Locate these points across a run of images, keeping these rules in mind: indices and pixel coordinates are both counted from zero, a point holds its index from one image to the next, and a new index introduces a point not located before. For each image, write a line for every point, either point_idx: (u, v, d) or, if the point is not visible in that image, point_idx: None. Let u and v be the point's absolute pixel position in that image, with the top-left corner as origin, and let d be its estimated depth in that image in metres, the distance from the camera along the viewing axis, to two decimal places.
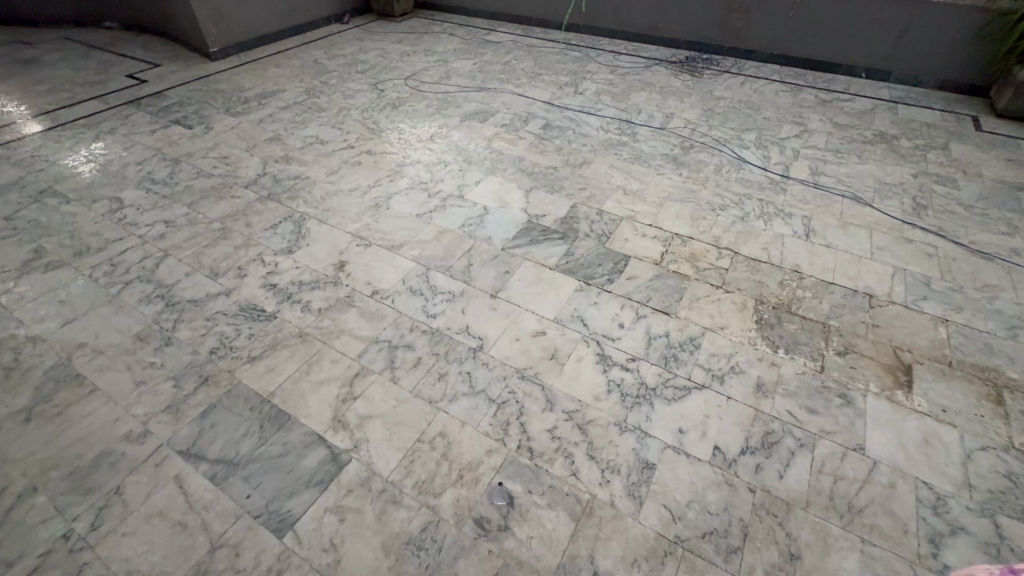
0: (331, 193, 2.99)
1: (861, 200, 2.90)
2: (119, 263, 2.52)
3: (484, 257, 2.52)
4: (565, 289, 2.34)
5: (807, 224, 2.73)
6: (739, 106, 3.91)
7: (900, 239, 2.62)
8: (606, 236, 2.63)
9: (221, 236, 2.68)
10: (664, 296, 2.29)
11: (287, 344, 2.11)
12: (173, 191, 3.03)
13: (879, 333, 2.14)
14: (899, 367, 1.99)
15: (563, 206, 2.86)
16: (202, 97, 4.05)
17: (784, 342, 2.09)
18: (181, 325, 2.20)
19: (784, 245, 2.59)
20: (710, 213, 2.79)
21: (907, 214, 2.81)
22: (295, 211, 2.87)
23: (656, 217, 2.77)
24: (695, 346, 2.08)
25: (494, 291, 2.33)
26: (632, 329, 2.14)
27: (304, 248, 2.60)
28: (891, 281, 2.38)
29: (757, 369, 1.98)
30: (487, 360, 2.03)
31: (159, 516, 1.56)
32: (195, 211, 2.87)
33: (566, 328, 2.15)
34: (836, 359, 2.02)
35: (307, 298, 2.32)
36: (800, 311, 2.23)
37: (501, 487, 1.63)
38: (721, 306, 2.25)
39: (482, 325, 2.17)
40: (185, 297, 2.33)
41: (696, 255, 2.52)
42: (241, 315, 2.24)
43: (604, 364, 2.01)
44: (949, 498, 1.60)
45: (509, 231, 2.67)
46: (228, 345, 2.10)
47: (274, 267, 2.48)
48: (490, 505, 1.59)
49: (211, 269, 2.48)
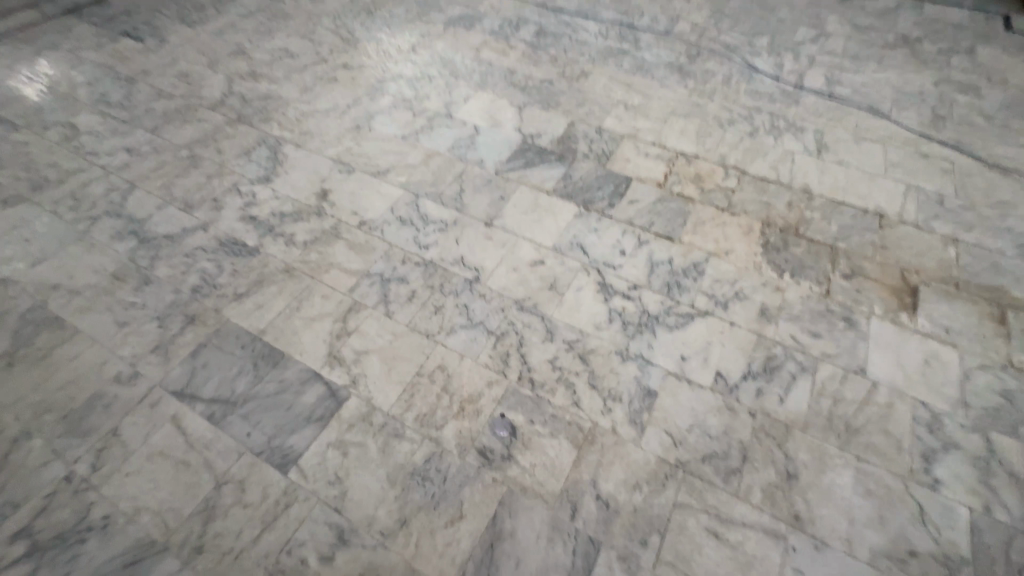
0: (307, 114, 2.73)
1: (877, 112, 2.71)
2: (83, 197, 2.33)
3: (477, 182, 2.36)
4: (563, 216, 2.21)
5: (819, 139, 2.56)
6: (752, 6, 3.53)
7: (915, 155, 2.48)
8: (607, 157, 2.46)
9: (191, 165, 2.47)
10: (667, 220, 2.19)
11: (274, 279, 2.00)
12: (132, 115, 2.75)
13: (887, 255, 2.07)
14: (905, 288, 1.95)
15: (560, 124, 2.64)
16: (150, 3, 3.58)
17: (790, 265, 2.03)
18: (159, 262, 2.07)
19: (794, 163, 2.44)
20: (717, 129, 2.61)
21: (924, 126, 2.64)
22: (269, 134, 2.63)
23: (659, 135, 2.58)
24: (698, 272, 2.01)
25: (488, 219, 2.21)
26: (633, 256, 2.06)
27: (283, 176, 2.41)
28: (903, 200, 2.28)
29: (761, 294, 1.93)
30: (484, 292, 1.95)
31: (160, 456, 1.55)
32: (159, 137, 2.63)
33: (566, 256, 2.06)
34: (842, 283, 1.97)
35: (290, 230, 2.18)
36: (808, 233, 2.14)
37: (503, 419, 1.62)
38: (726, 230, 2.16)
39: (477, 256, 2.07)
40: (159, 233, 2.18)
41: (701, 176, 2.38)
42: (222, 250, 2.11)
43: (605, 293, 1.94)
44: (944, 416, 1.63)
45: (503, 154, 2.49)
46: (211, 282, 2.00)
47: (251, 198, 2.31)
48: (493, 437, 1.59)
49: (183, 201, 2.31)
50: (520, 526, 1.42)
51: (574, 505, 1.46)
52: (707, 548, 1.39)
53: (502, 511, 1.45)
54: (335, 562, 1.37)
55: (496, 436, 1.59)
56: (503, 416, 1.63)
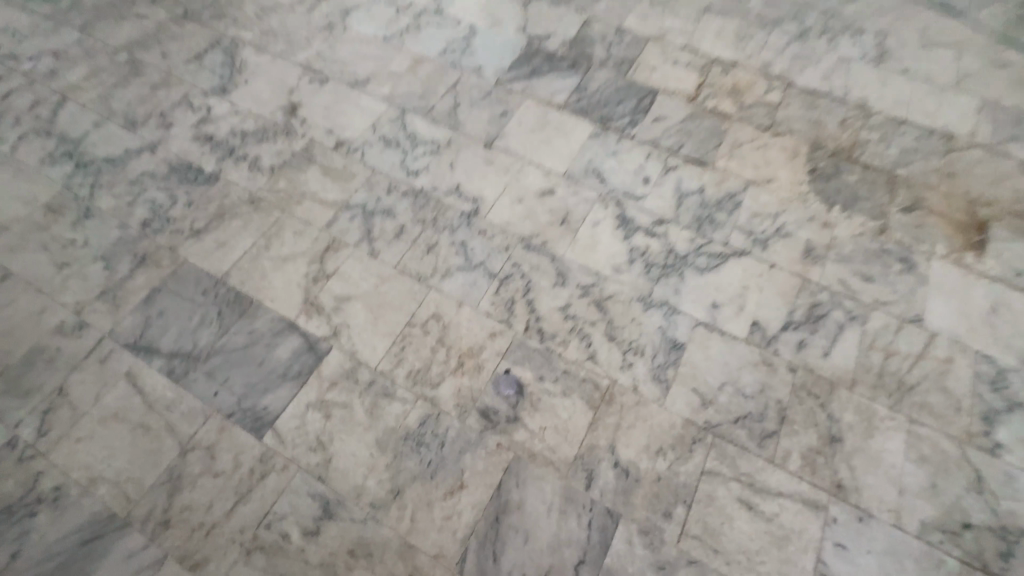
0: (268, 9, 2.27)
1: (951, 9, 2.27)
2: (4, 112, 1.96)
3: (474, 95, 1.99)
4: (576, 136, 1.87)
5: (881, 43, 2.15)
6: None
7: (993, 63, 2.09)
8: (629, 64, 2.07)
9: (132, 72, 2.07)
10: (699, 142, 1.86)
11: (237, 212, 1.71)
12: (56, 9, 2.27)
13: (954, 184, 1.77)
14: (973, 224, 1.68)
15: (572, 23, 2.20)
16: None
17: (841, 196, 1.73)
18: (100, 191, 1.76)
19: (850, 72, 2.06)
20: (760, 30, 2.18)
21: (1006, 27, 2.21)
22: (223, 34, 2.19)
23: (691, 37, 2.16)
24: (735, 204, 1.72)
25: (488, 140, 1.87)
26: (659, 185, 1.75)
27: (242, 87, 2.02)
28: (976, 118, 1.94)
29: (807, 231, 1.66)
30: (484, 228, 1.67)
31: (115, 419, 1.36)
32: (91, 38, 2.18)
33: (579, 185, 1.76)
34: (901, 218, 1.69)
35: (253, 153, 1.84)
36: (864, 158, 1.82)
37: (509, 375, 1.42)
38: (768, 154, 1.84)
39: (475, 184, 1.76)
40: (98, 156, 1.84)
41: (740, 88, 2.01)
42: (174, 177, 1.79)
43: (625, 229, 1.66)
44: (1010, 372, 1.43)
45: (505, 59, 2.08)
46: (163, 216, 1.70)
47: (206, 113, 1.94)
48: (497, 395, 1.39)
49: (125, 117, 1.94)
50: (528, 497, 1.26)
51: (589, 474, 1.29)
52: (738, 521, 1.24)
53: (508, 481, 1.28)
54: (321, 537, 1.22)
55: (501, 395, 1.39)
56: (508, 372, 1.42)
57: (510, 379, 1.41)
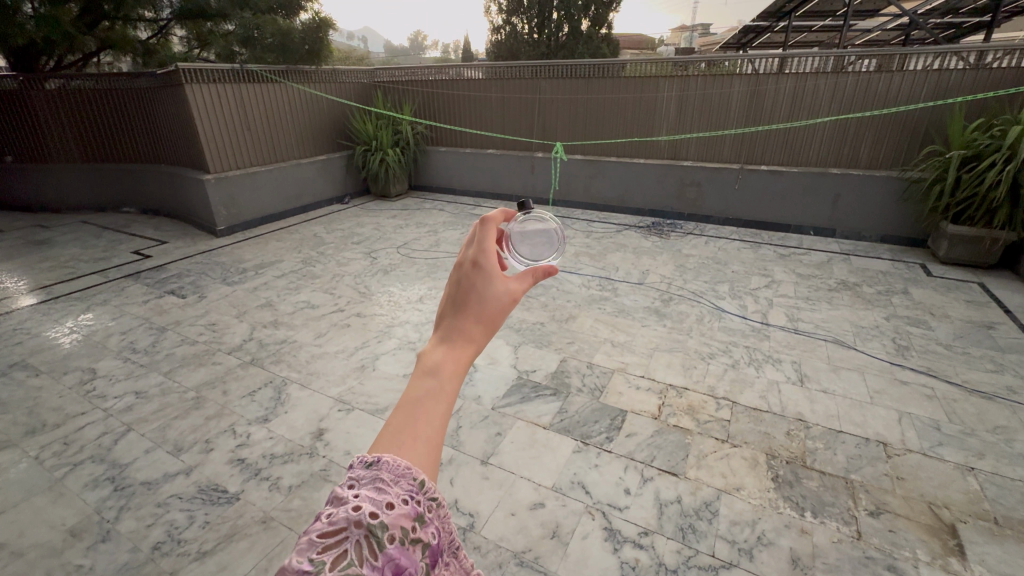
0: (317, 356, 2.95)
1: (843, 343, 2.96)
2: (73, 441, 2.29)
3: (474, 418, 2.37)
4: (561, 450, 2.17)
5: (797, 369, 2.72)
6: (708, 262, 4.22)
7: (893, 381, 2.59)
8: (600, 390, 2.57)
9: (194, 406, 2.52)
10: (668, 454, 2.14)
11: (247, 533, 1.82)
12: (152, 359, 2.93)
13: (906, 487, 1.95)
14: (941, 528, 1.78)
15: (553, 360, 2.84)
16: (201, 269, 4.24)
17: (809, 501, 1.89)
18: (126, 514, 1.90)
19: (780, 392, 2.53)
20: (700, 362, 2.80)
21: (892, 355, 2.83)
22: (278, 375, 2.78)
23: (646, 368, 2.75)
24: (711, 512, 1.85)
25: (484, 456, 2.13)
26: (639, 496, 1.93)
27: (282, 416, 2.44)
28: (900, 427, 2.27)
29: (787, 539, 1.74)
30: (479, 542, 1.74)
31: None
32: (171, 379, 2.75)
33: (567, 496, 1.93)
34: (871, 521, 1.81)
35: (278, 473, 2.09)
36: (817, 464, 2.07)
37: (528, 211, 1.00)
38: (731, 463, 2.09)
39: (472, 499, 1.92)
40: (138, 479, 2.07)
41: (693, 406, 2.44)
42: (199, 499, 1.97)
43: (613, 540, 1.75)
44: None
45: (499, 389, 2.58)
46: (177, 538, 1.80)
47: (246, 438, 2.29)
48: (526, 266, 0.98)
49: (174, 443, 2.27)
50: None
51: None
52: None
53: None
54: None
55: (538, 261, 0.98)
56: None
57: (537, 214, 1.01)
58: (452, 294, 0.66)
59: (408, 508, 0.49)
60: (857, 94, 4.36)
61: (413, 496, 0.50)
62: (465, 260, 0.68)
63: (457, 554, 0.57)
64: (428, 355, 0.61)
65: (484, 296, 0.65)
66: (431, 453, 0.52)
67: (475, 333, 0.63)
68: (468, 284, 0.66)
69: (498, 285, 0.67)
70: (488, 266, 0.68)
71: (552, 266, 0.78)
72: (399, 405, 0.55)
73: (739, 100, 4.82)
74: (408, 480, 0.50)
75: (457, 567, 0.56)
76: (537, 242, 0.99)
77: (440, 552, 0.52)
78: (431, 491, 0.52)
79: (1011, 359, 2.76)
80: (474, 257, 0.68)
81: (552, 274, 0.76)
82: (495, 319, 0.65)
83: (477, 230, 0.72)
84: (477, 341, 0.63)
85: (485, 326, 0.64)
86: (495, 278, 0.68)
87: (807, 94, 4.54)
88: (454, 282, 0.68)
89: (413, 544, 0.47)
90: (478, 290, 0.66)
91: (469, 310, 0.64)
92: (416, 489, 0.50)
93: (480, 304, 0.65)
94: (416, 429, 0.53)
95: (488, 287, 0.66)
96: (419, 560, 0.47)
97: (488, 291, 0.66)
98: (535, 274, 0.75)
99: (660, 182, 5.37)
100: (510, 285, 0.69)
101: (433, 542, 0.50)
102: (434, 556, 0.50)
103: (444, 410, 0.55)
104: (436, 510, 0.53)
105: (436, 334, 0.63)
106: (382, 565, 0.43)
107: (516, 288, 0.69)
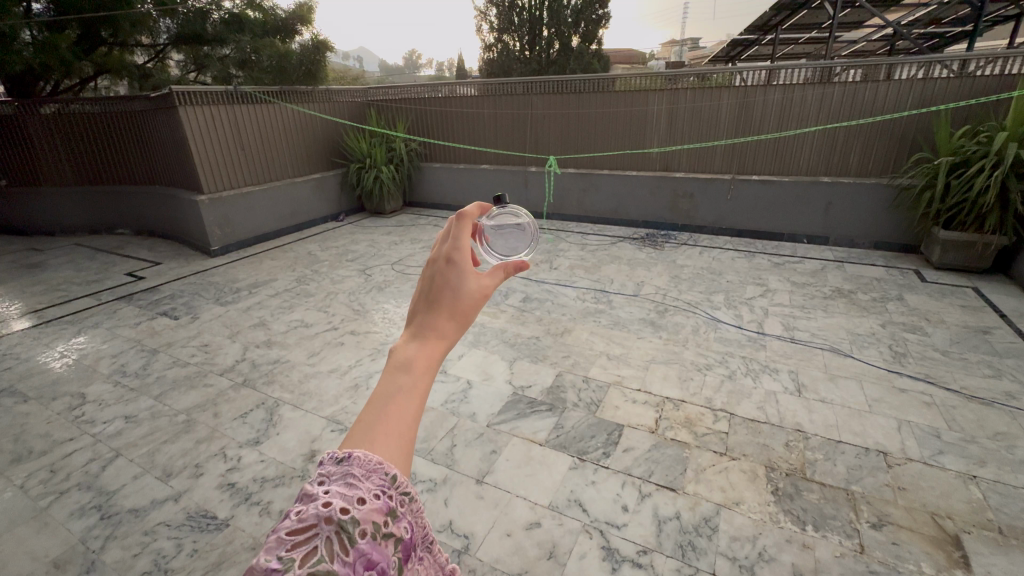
0: (309, 376, 2.92)
1: (840, 352, 2.94)
2: (60, 468, 2.24)
3: (469, 436, 2.33)
4: (557, 468, 2.12)
5: (795, 378, 2.70)
6: (703, 272, 4.22)
7: (892, 389, 2.56)
8: (597, 405, 2.53)
9: (184, 430, 2.47)
10: (666, 469, 2.10)
11: (236, 560, 1.77)
12: (143, 383, 2.89)
13: (908, 497, 1.92)
14: (945, 539, 1.75)
15: (548, 375, 2.81)
16: (193, 290, 4.21)
17: (810, 514, 1.86)
18: (112, 543, 1.86)
19: (778, 402, 2.51)
20: (697, 373, 2.77)
21: (889, 362, 2.81)
22: (270, 396, 2.73)
23: (643, 380, 2.73)
24: (711, 529, 1.82)
25: (479, 475, 2.10)
26: (637, 513, 1.89)
27: (274, 438, 2.40)
28: (900, 436, 2.24)
29: (789, 554, 1.70)
30: (473, 565, 1.70)
31: None
32: (161, 403, 2.70)
33: (563, 515, 1.89)
34: (873, 534, 1.77)
35: (268, 497, 2.04)
36: (817, 475, 2.04)
37: (503, 206, 0.99)
38: (730, 477, 2.05)
39: (467, 520, 1.88)
40: (125, 507, 2.02)
41: (691, 419, 2.41)
42: (187, 525, 1.92)
43: (611, 560, 1.71)
44: None
45: (495, 405, 2.54)
46: (163, 567, 1.76)
47: (236, 462, 2.25)
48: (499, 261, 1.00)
49: (162, 469, 2.22)
50: None
51: None
52: None
53: None
54: None
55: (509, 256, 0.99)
56: None
57: (512, 210, 0.99)
58: (425, 289, 0.64)
59: (381, 502, 0.46)
60: (845, 103, 4.42)
61: (386, 491, 0.47)
62: (438, 257, 0.65)
63: (432, 547, 0.54)
64: (399, 351, 0.58)
65: (457, 292, 0.63)
66: (404, 447, 0.49)
67: (447, 329, 0.61)
68: (441, 281, 0.63)
69: (471, 280, 0.64)
70: (462, 264, 0.65)
71: (524, 262, 0.76)
72: (370, 403, 0.52)
73: (728, 111, 4.88)
74: (379, 475, 0.47)
75: (431, 562, 0.53)
76: (510, 237, 0.99)
77: (413, 547, 0.49)
78: (405, 485, 0.49)
79: (1008, 364, 2.74)
80: (448, 252, 0.65)
81: (524, 269, 0.74)
82: (468, 314, 0.63)
83: (450, 225, 0.69)
84: (450, 338, 0.61)
85: (458, 322, 0.62)
86: (469, 275, 0.66)
87: (796, 104, 4.60)
88: (426, 278, 0.65)
89: (385, 539, 0.45)
90: (451, 285, 0.63)
91: (441, 305, 0.62)
92: (388, 483, 0.47)
93: (453, 300, 0.62)
94: (387, 426, 0.50)
95: (460, 283, 0.63)
96: (392, 556, 0.44)
97: (461, 287, 0.63)
98: (507, 270, 0.73)
99: (652, 195, 5.40)
100: (483, 281, 0.66)
101: (406, 536, 0.47)
102: (407, 551, 0.47)
103: (417, 407, 0.52)
104: (410, 504, 0.50)
105: (408, 330, 0.60)
106: (353, 560, 0.41)
107: (488, 285, 0.66)
